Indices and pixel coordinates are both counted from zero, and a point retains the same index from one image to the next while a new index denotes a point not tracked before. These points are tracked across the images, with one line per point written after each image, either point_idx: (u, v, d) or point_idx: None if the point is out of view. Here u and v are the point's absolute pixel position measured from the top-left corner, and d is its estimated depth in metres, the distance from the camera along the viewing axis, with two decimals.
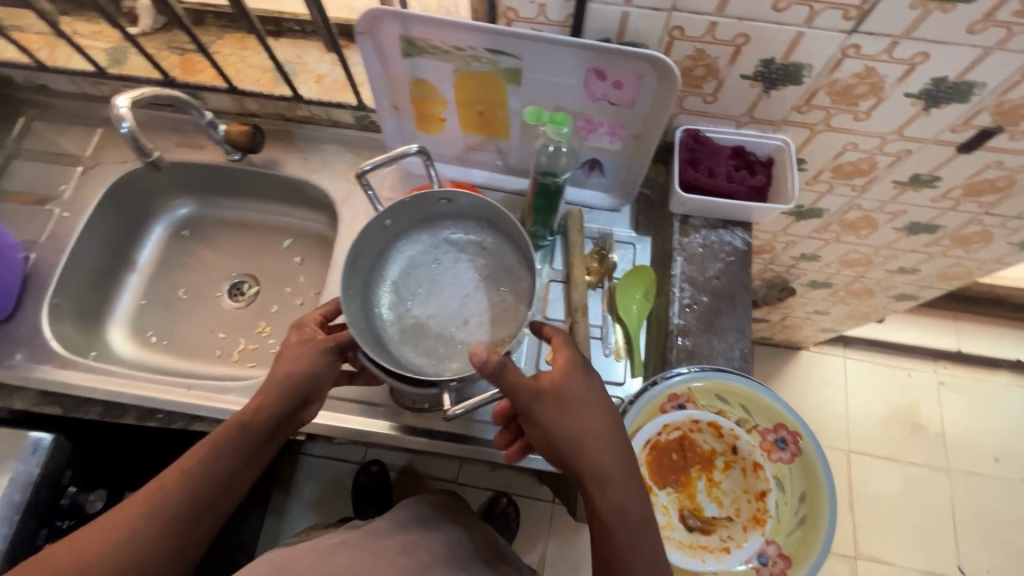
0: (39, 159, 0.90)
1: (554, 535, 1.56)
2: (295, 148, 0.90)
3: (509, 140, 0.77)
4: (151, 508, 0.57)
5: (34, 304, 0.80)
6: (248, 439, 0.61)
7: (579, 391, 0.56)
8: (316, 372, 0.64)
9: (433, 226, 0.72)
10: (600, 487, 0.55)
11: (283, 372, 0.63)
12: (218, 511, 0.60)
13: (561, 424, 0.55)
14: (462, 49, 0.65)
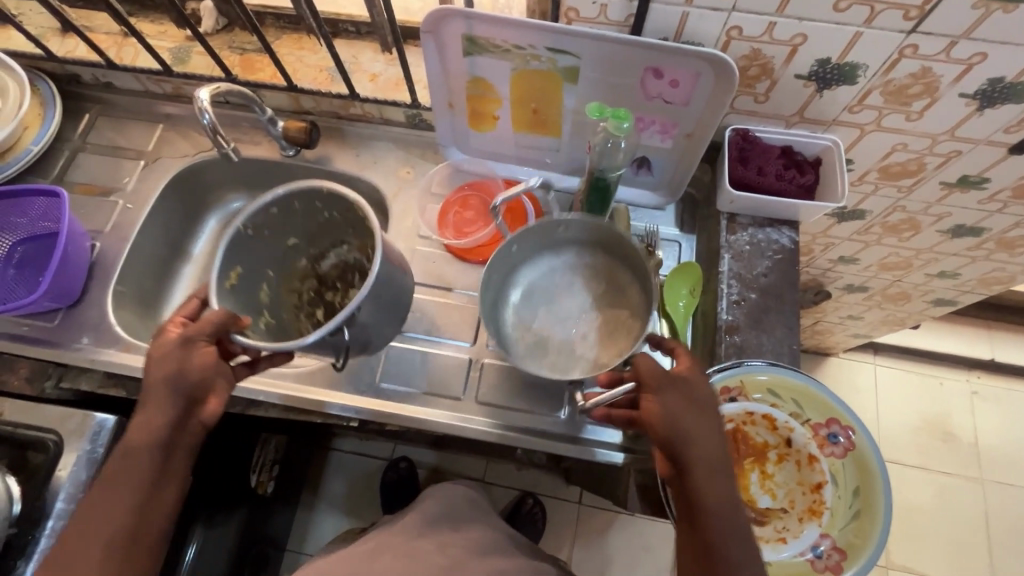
0: (104, 154, 0.94)
1: (580, 536, 1.56)
2: (347, 144, 0.93)
3: (560, 138, 0.79)
4: (79, 537, 0.56)
5: (100, 290, 0.84)
6: (132, 454, 0.58)
7: (700, 391, 0.58)
8: (170, 371, 0.59)
9: (550, 251, 0.76)
10: (710, 483, 0.54)
11: (156, 379, 0.59)
12: (149, 525, 0.59)
13: (679, 411, 0.56)
14: (523, 47, 0.68)
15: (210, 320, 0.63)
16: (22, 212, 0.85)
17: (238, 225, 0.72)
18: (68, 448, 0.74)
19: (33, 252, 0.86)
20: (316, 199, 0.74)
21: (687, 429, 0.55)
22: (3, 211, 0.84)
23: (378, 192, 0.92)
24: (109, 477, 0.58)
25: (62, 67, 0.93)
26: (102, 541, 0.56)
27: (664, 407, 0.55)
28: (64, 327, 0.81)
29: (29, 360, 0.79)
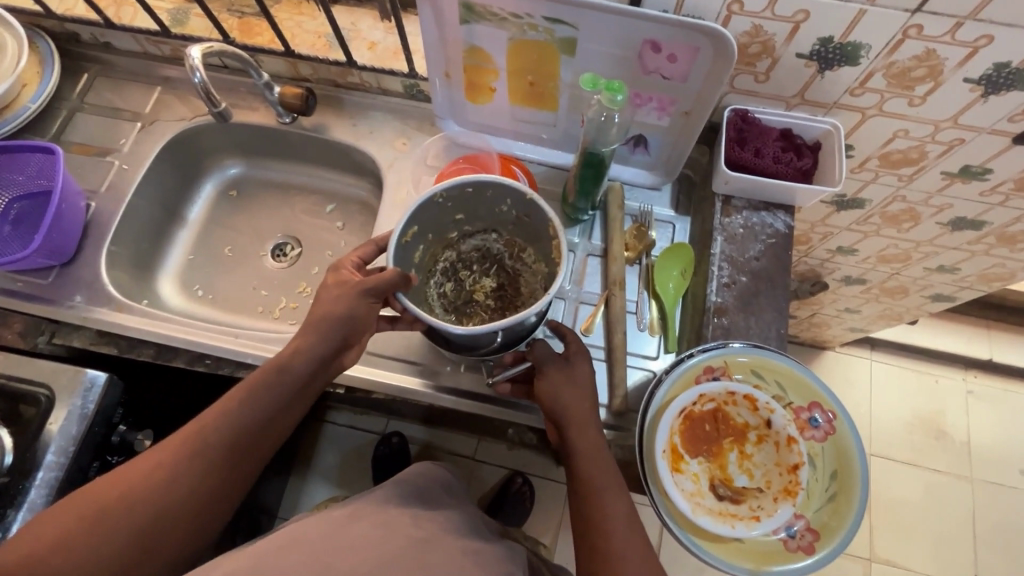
0: (101, 114, 0.93)
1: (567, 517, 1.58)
2: (344, 113, 0.92)
3: (556, 112, 0.78)
4: (198, 438, 0.61)
5: (94, 249, 0.84)
6: (280, 382, 0.64)
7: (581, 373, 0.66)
8: (343, 311, 0.64)
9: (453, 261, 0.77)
10: (588, 451, 0.62)
11: (324, 313, 0.64)
12: (257, 452, 0.64)
13: (561, 387, 0.64)
14: (520, 16, 0.66)
15: (384, 280, 0.63)
16: (13, 167, 0.85)
17: (433, 193, 0.66)
18: (59, 402, 0.75)
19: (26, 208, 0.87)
20: (509, 197, 0.68)
21: (567, 404, 0.63)
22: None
23: (373, 162, 0.91)
24: (252, 386, 0.63)
25: (59, 25, 0.93)
26: (224, 447, 0.61)
27: (546, 386, 0.64)
28: (58, 285, 0.81)
29: (23, 316, 0.80)
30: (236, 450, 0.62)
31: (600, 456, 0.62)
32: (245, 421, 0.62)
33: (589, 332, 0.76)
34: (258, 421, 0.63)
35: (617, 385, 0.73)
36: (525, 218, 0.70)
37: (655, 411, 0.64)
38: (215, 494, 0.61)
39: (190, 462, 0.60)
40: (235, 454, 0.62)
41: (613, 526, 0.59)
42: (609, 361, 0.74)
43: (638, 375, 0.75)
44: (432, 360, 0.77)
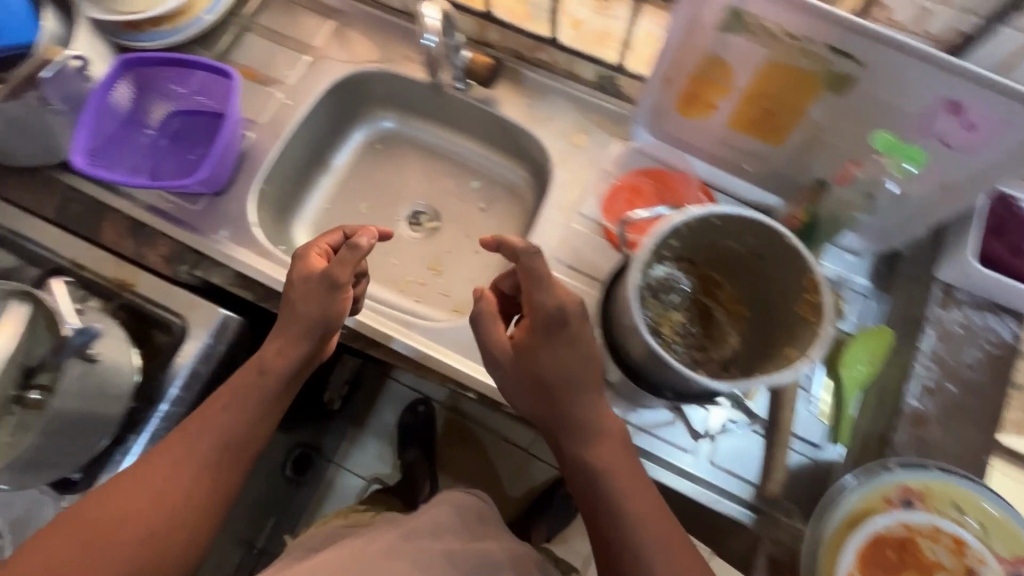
0: (271, 38, 0.88)
1: None
2: (522, 91, 0.84)
3: (778, 148, 0.68)
4: (184, 459, 0.58)
5: (246, 185, 0.81)
6: (264, 384, 0.63)
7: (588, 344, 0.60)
8: (326, 287, 0.63)
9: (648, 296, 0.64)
10: (581, 435, 0.59)
11: (303, 315, 0.63)
12: (248, 456, 0.62)
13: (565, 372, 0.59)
14: (798, 38, 0.56)
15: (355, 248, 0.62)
16: (184, 83, 0.83)
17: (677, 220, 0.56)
18: (191, 336, 0.73)
19: (191, 128, 0.85)
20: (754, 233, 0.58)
21: (539, 369, 0.59)
22: (166, 75, 0.81)
23: (542, 151, 0.83)
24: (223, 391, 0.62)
25: None
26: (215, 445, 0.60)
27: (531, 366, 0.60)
28: (207, 214, 0.79)
29: (169, 239, 0.77)
30: (225, 451, 0.60)
31: (619, 460, 0.59)
32: (229, 420, 0.61)
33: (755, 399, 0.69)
34: (244, 420, 0.61)
35: (776, 469, 0.66)
36: (757, 259, 0.61)
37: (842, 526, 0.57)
38: (210, 502, 0.59)
39: (184, 466, 0.58)
40: (225, 454, 0.60)
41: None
42: (772, 438, 0.67)
43: (797, 460, 0.68)
44: None
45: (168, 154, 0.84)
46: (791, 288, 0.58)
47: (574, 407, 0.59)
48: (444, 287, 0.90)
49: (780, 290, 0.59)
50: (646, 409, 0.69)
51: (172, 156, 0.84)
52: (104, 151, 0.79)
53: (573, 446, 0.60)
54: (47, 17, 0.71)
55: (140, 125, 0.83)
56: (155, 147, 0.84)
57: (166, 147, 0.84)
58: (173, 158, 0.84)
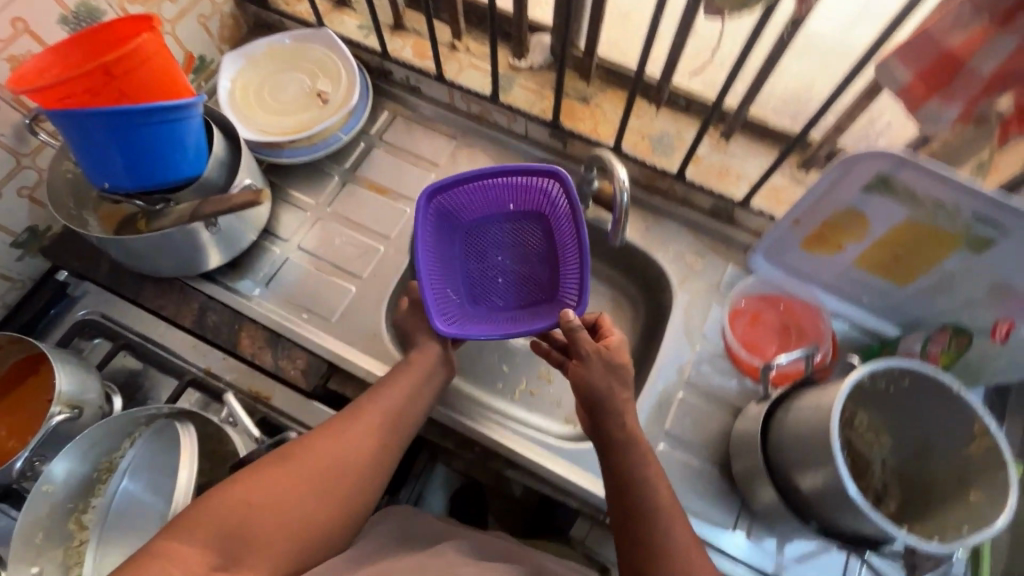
0: (396, 155, 0.94)
1: None
2: (639, 214, 0.89)
3: (902, 287, 0.73)
4: (255, 523, 0.55)
5: (378, 298, 0.83)
6: (326, 466, 0.60)
7: (623, 364, 0.68)
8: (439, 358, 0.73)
9: None
10: (638, 446, 0.64)
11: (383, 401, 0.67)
12: (324, 517, 0.58)
13: (596, 377, 0.67)
14: (943, 205, 0.62)
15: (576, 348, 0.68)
16: (561, 207, 0.80)
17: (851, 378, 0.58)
18: None
19: (534, 238, 0.85)
20: (914, 382, 0.60)
21: (588, 378, 0.67)
22: (481, 207, 0.84)
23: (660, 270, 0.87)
24: (332, 428, 0.64)
25: (382, 62, 0.94)
26: (326, 492, 0.59)
27: (579, 370, 0.68)
28: (343, 327, 0.81)
29: (305, 352, 0.78)
30: (309, 529, 0.57)
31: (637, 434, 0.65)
32: (321, 461, 0.60)
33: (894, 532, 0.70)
34: (352, 461, 0.62)
35: None
36: (912, 403, 0.62)
37: None
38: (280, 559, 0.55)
39: (279, 521, 0.56)
40: (309, 530, 0.57)
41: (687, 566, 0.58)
42: None
43: None
44: (729, 508, 0.73)
45: (497, 246, 0.85)
46: (966, 434, 0.59)
47: (590, 379, 0.67)
48: (555, 395, 0.86)
49: (945, 436, 0.61)
50: (794, 540, 0.71)
51: (494, 241, 0.85)
52: (446, 194, 0.79)
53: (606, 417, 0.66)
54: (216, 143, 0.76)
55: (493, 198, 0.83)
56: (485, 215, 0.85)
57: (501, 242, 0.85)
58: (483, 232, 0.85)
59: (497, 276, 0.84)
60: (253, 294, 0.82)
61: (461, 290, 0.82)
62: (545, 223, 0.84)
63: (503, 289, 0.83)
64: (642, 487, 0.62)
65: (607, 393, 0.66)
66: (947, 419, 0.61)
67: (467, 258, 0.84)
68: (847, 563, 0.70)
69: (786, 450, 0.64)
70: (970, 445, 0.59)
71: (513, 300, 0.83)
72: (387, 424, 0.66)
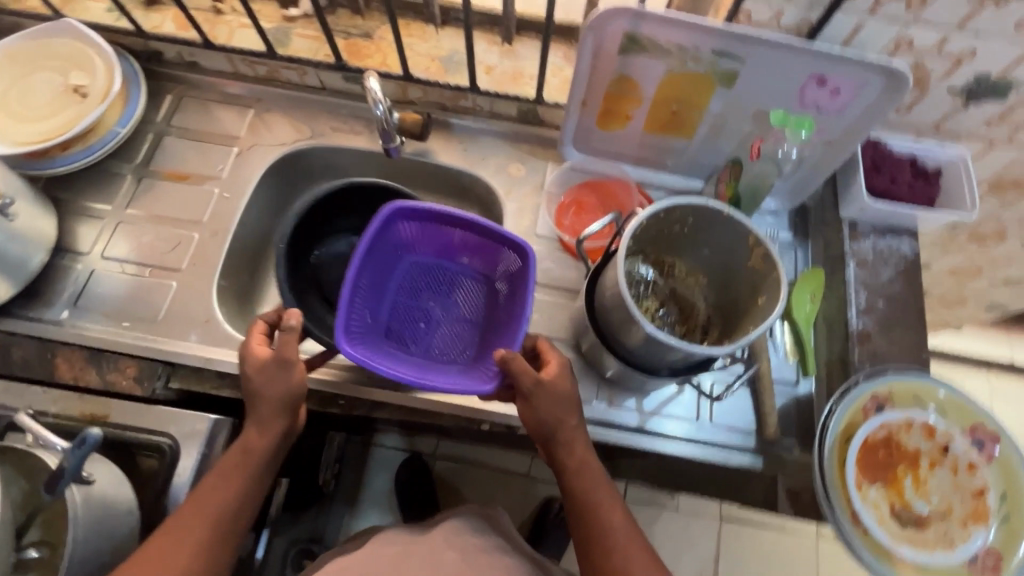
0: (191, 138, 0.88)
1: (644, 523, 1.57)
2: (453, 138, 0.90)
3: (690, 141, 0.79)
4: None
5: (202, 285, 0.79)
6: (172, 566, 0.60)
7: (566, 391, 0.67)
8: (281, 437, 0.68)
9: (632, 285, 0.74)
10: (588, 478, 0.67)
11: (227, 477, 0.65)
12: None
13: (551, 411, 0.66)
14: (686, 49, 0.66)
15: (525, 388, 0.65)
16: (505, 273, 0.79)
17: (633, 221, 0.62)
18: (186, 451, 0.70)
19: (475, 295, 0.82)
20: (693, 214, 0.65)
21: (538, 414, 0.66)
22: (432, 237, 0.79)
23: (485, 186, 0.89)
24: (174, 522, 0.62)
25: (144, 43, 0.87)
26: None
27: (531, 407, 0.66)
28: (171, 323, 0.77)
29: (135, 359, 0.74)
30: None
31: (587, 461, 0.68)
32: None
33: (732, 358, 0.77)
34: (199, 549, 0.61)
35: (768, 413, 0.74)
36: (700, 233, 0.68)
37: (833, 443, 0.65)
38: None
39: None
40: None
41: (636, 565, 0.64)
42: (757, 388, 0.75)
43: (783, 401, 0.76)
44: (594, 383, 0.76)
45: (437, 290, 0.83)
46: (744, 245, 0.65)
47: (543, 414, 0.66)
48: None
49: (732, 253, 0.68)
50: (652, 392, 0.76)
51: (432, 280, 0.83)
52: (413, 223, 0.76)
53: (562, 449, 0.67)
54: None
55: (450, 244, 0.80)
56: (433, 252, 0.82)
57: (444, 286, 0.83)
58: (427, 268, 0.83)
59: (421, 318, 0.82)
60: (64, 318, 0.76)
61: (383, 321, 0.80)
62: (489, 282, 0.82)
63: (421, 333, 0.81)
64: (595, 510, 0.66)
65: (556, 424, 0.66)
66: (729, 240, 0.66)
67: (402, 290, 0.82)
68: (701, 398, 0.76)
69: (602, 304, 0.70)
70: (751, 255, 0.65)
71: (432, 347, 0.80)
72: (225, 521, 0.63)
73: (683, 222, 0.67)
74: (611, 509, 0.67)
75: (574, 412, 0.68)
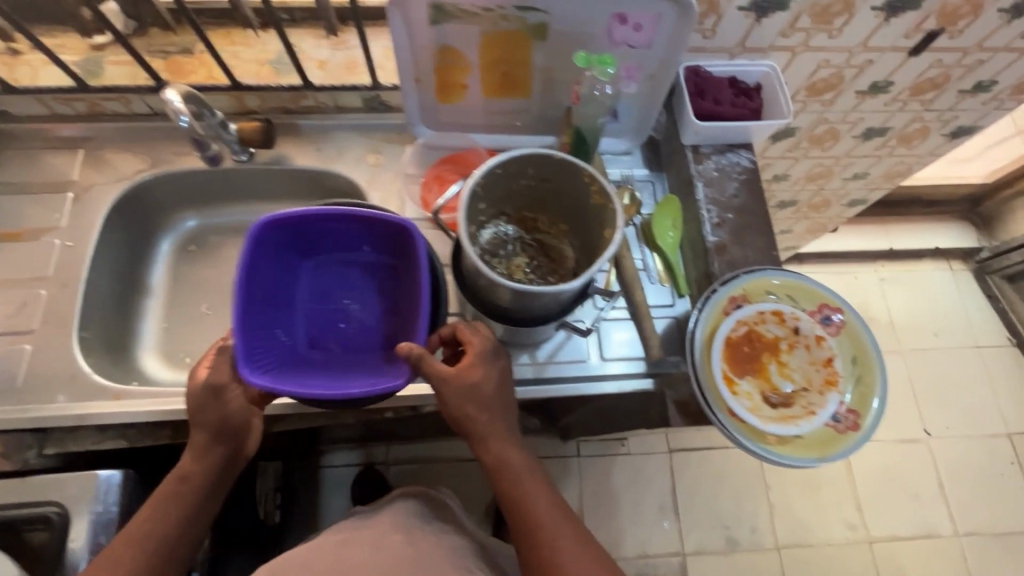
0: (18, 192, 0.82)
1: (601, 473, 1.64)
2: (305, 140, 0.88)
3: (530, 98, 0.81)
4: None
5: (61, 342, 0.74)
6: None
7: (480, 381, 0.66)
8: (220, 467, 0.66)
9: (496, 248, 0.76)
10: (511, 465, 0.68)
11: (165, 500, 0.63)
12: None
13: (464, 405, 0.66)
14: (491, 9, 0.68)
15: (436, 383, 0.64)
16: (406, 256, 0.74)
17: (470, 184, 0.64)
18: (76, 515, 0.66)
19: (389, 285, 0.79)
20: (530, 166, 0.68)
21: (451, 408, 0.66)
22: (321, 236, 0.74)
23: (347, 182, 0.88)
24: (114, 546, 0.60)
25: None
26: None
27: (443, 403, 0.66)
28: (31, 389, 0.72)
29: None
30: None
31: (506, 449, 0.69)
32: None
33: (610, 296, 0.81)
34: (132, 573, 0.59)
35: (650, 336, 0.78)
36: (545, 183, 0.71)
37: (701, 350, 0.70)
38: None
39: None
40: None
41: (563, 543, 0.66)
42: (637, 317, 0.80)
43: (664, 323, 0.81)
44: None
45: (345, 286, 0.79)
46: (583, 186, 0.68)
47: (457, 408, 0.66)
48: None
49: (577, 196, 0.70)
50: (542, 342, 0.79)
51: (339, 280, 0.79)
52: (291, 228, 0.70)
53: (483, 439, 0.68)
54: None
55: (345, 238, 0.74)
56: (334, 248, 0.77)
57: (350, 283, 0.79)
58: (328, 269, 0.78)
59: (340, 319, 0.79)
60: None
61: (300, 333, 0.76)
62: (393, 268, 0.78)
63: (345, 334, 0.78)
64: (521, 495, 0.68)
65: (470, 416, 0.67)
66: (571, 183, 0.69)
67: (311, 296, 0.78)
68: (589, 338, 0.79)
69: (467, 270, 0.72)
70: (592, 193, 0.68)
71: (353, 348, 0.77)
72: (165, 555, 0.62)
73: (526, 176, 0.70)
74: (537, 494, 0.68)
75: (493, 401, 0.68)
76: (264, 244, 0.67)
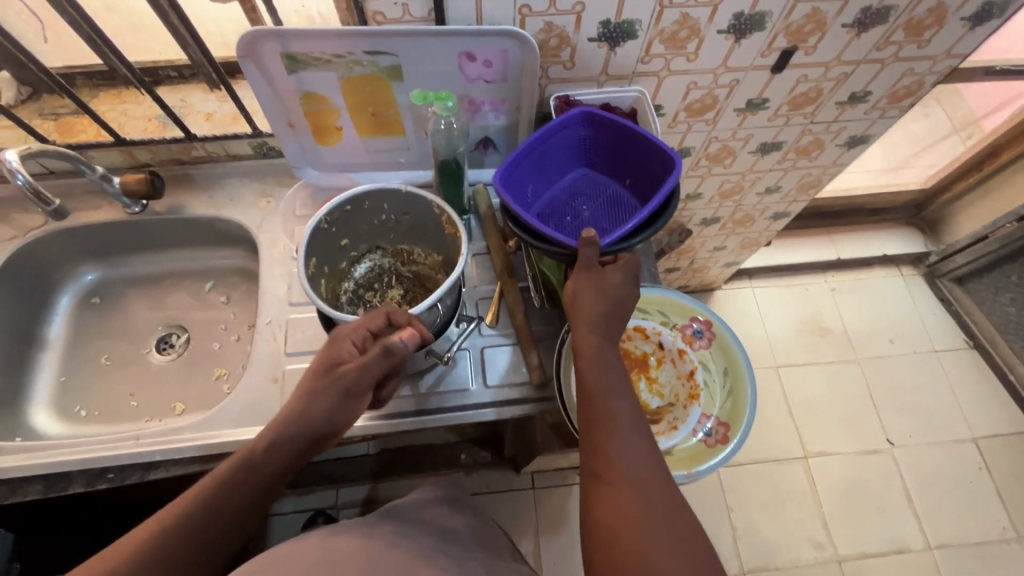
0: None
1: (557, 505, 1.59)
2: (198, 189, 0.91)
3: (405, 135, 0.84)
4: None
5: None
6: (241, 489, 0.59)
7: (620, 287, 0.65)
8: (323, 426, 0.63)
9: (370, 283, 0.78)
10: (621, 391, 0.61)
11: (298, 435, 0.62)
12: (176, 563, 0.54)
13: (591, 302, 0.64)
14: (342, 56, 0.71)
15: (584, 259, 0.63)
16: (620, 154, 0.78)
17: (316, 221, 0.66)
18: None
19: (561, 202, 0.79)
20: (384, 200, 0.70)
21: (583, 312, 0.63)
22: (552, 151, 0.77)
23: (240, 226, 0.90)
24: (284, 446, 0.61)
25: None
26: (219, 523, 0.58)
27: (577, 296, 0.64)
28: None
29: None
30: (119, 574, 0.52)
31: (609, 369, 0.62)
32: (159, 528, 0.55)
33: (494, 322, 0.81)
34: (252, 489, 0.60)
35: (531, 360, 0.76)
36: (405, 217, 0.73)
37: None
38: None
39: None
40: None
41: (641, 499, 0.54)
42: (519, 342, 0.79)
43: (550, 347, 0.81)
44: None
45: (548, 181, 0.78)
46: (437, 216, 0.70)
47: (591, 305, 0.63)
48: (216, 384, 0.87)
49: (435, 226, 0.72)
50: (423, 373, 0.77)
51: (533, 175, 0.76)
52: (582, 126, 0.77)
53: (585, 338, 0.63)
54: None
55: (586, 142, 0.78)
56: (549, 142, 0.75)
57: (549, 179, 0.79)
58: (535, 170, 0.76)
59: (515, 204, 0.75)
60: None
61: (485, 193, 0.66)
62: (577, 193, 0.80)
63: (563, 225, 0.77)
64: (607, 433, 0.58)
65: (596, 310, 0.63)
66: (427, 213, 0.71)
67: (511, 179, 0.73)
68: (472, 365, 0.78)
69: (336, 305, 0.74)
70: (445, 221, 0.70)
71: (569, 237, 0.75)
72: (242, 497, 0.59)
73: (384, 211, 0.72)
74: (633, 435, 0.58)
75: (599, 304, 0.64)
76: (575, 128, 0.76)
